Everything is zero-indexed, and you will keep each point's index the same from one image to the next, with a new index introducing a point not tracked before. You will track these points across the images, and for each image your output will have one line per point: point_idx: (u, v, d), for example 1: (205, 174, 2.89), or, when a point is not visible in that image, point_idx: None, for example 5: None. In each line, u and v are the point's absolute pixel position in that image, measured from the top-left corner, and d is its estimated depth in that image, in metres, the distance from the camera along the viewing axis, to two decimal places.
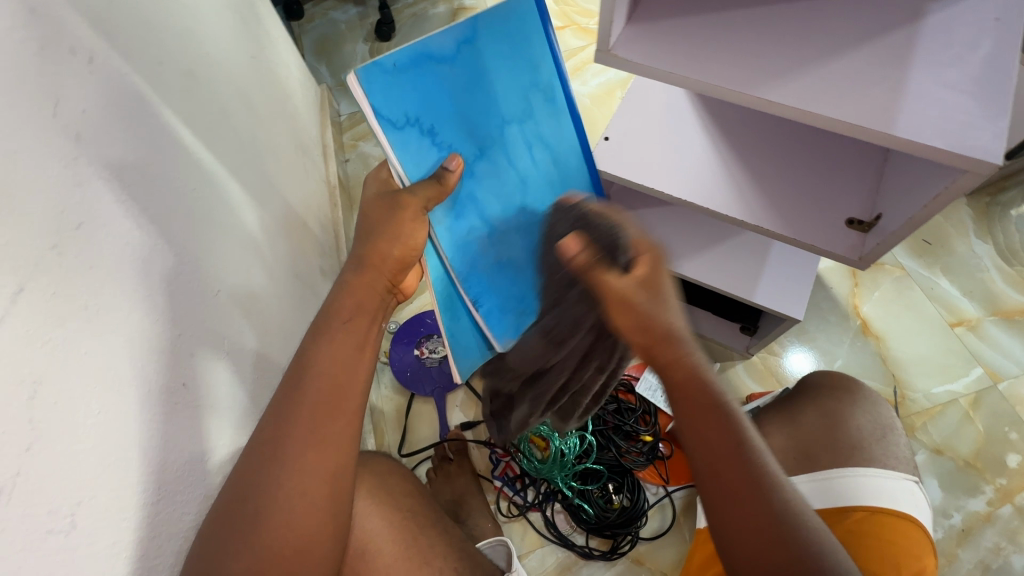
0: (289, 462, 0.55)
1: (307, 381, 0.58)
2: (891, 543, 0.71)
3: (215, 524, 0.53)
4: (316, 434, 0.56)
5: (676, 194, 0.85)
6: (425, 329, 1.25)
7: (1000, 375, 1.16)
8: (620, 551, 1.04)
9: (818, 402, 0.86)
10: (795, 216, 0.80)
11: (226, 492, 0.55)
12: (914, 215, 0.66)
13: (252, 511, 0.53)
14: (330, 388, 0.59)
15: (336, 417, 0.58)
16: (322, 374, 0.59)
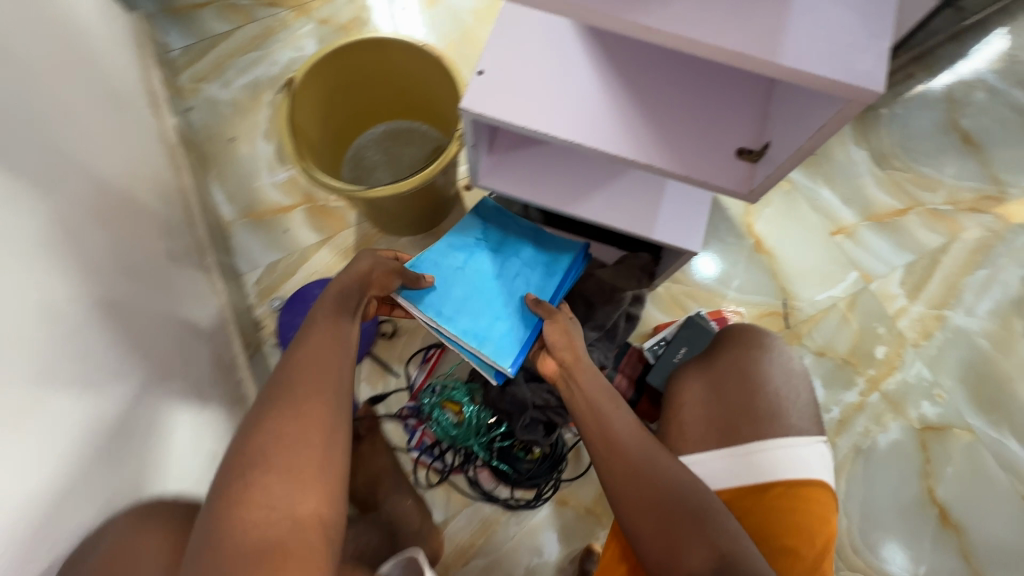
0: (281, 453, 0.58)
1: (307, 363, 0.67)
2: (802, 514, 0.74)
3: (219, 507, 0.54)
4: (305, 415, 0.61)
5: (563, 136, 0.76)
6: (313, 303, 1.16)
7: (871, 276, 1.25)
8: (544, 497, 1.06)
9: (738, 362, 0.86)
10: (686, 152, 0.75)
11: (231, 476, 0.56)
12: (801, 147, 0.62)
13: (255, 485, 0.55)
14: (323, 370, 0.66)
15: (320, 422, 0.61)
16: (308, 370, 0.66)
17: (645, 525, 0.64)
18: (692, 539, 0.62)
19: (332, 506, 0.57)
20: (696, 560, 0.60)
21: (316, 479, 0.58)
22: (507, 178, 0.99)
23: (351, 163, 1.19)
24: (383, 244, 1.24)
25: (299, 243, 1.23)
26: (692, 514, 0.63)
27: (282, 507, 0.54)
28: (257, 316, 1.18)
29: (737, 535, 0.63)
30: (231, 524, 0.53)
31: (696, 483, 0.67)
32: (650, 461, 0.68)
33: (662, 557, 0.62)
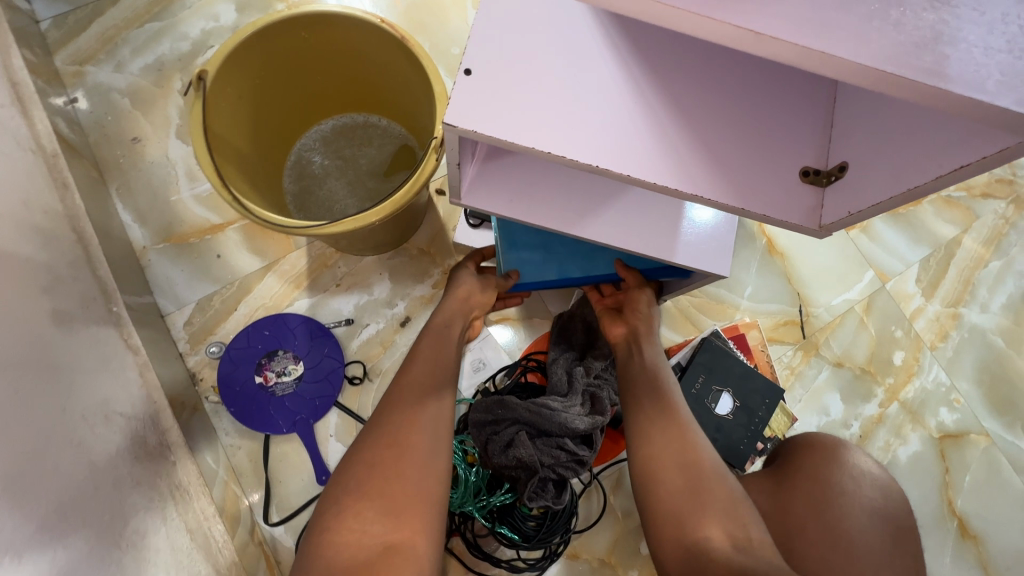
0: (378, 471, 0.66)
1: (407, 386, 0.76)
2: None
3: (331, 519, 0.63)
4: (404, 431, 0.70)
5: (585, 160, 0.57)
6: (264, 347, 0.96)
7: (887, 275, 1.16)
8: (553, 555, 0.93)
9: (819, 508, 0.72)
10: (739, 177, 0.59)
11: (342, 491, 0.65)
12: (920, 187, 0.49)
13: (360, 501, 0.64)
14: (419, 389, 0.75)
15: (412, 434, 0.70)
16: (406, 391, 0.75)
17: (664, 491, 0.69)
18: (709, 511, 0.65)
19: (422, 539, 0.63)
20: (711, 531, 0.63)
21: (408, 511, 0.64)
22: (497, 193, 0.80)
23: (294, 170, 0.95)
24: (342, 266, 1.02)
25: (237, 271, 1.00)
26: (719, 494, 0.67)
27: (375, 532, 0.61)
28: (191, 367, 0.96)
29: (763, 527, 0.64)
30: (332, 542, 0.61)
31: (729, 470, 0.71)
32: (680, 439, 0.73)
33: (676, 520, 0.66)
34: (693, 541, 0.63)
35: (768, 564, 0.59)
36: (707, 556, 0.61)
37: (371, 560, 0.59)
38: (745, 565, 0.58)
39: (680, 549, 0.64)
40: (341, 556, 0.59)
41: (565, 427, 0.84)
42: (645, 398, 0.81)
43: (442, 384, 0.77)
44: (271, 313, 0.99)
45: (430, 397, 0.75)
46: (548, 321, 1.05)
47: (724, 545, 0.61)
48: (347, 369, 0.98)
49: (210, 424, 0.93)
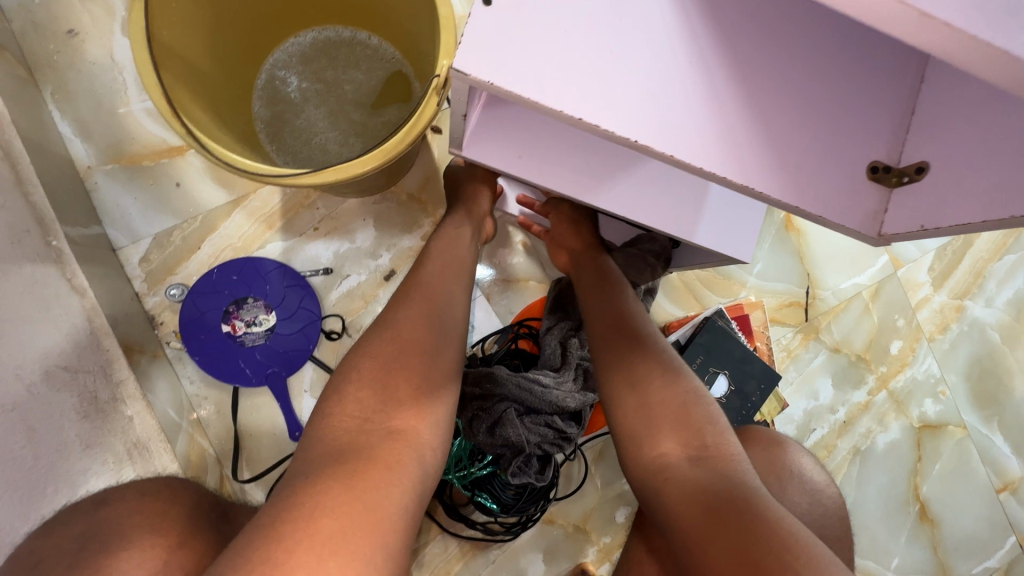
0: (372, 358, 0.60)
1: (414, 284, 0.70)
2: None
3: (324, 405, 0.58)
4: (397, 323, 0.64)
5: (625, 134, 0.47)
6: (232, 293, 0.87)
7: (901, 261, 1.11)
8: (530, 521, 0.92)
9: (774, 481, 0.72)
10: (799, 168, 0.50)
11: (338, 379, 0.60)
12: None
13: (355, 386, 0.58)
14: (425, 286, 0.69)
15: (406, 324, 0.64)
16: (415, 287, 0.69)
17: (623, 410, 0.64)
18: (664, 426, 0.61)
19: (425, 432, 0.57)
20: (667, 446, 0.59)
21: (414, 398, 0.58)
22: (505, 147, 0.69)
23: (266, 93, 0.81)
24: (321, 207, 0.91)
25: (199, 203, 0.88)
26: (674, 404, 0.62)
27: (377, 418, 0.56)
28: (149, 309, 0.87)
29: (721, 429, 0.59)
30: (328, 428, 0.55)
31: (685, 375, 0.65)
32: (635, 353, 0.68)
33: (632, 441, 0.62)
34: (651, 459, 0.59)
35: (724, 473, 0.54)
36: (664, 471, 0.58)
37: (373, 445, 0.53)
38: (704, 480, 0.54)
39: (641, 467, 0.60)
40: (340, 436, 0.54)
41: (555, 405, 0.80)
42: (601, 314, 0.74)
43: (453, 285, 0.71)
44: (242, 255, 0.89)
45: (439, 292, 0.69)
46: (545, 284, 0.98)
47: (681, 457, 0.57)
48: (324, 323, 0.90)
49: (172, 372, 0.86)
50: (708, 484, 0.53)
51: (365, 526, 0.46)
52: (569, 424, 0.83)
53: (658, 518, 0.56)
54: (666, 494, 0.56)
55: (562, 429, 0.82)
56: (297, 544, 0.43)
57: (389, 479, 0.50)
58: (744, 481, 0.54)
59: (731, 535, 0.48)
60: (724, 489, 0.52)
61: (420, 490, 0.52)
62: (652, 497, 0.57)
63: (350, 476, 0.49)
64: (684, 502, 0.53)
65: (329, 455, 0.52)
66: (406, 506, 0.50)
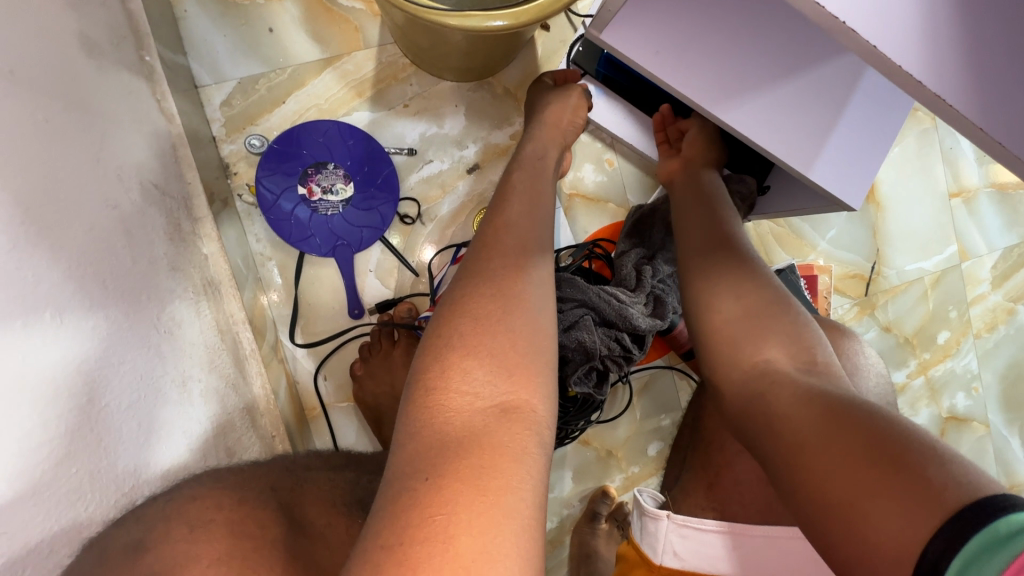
0: (466, 326, 0.56)
1: (501, 239, 0.66)
2: None
3: (425, 379, 0.54)
4: (490, 285, 0.60)
5: (831, 13, 0.45)
6: (312, 156, 0.84)
7: (968, 254, 1.10)
8: (569, 438, 0.93)
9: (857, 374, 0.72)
10: (993, 87, 0.47)
11: (428, 350, 0.56)
12: None
13: (457, 361, 0.53)
14: (516, 247, 0.65)
15: (500, 295, 0.59)
16: (503, 247, 0.65)
17: (723, 319, 0.64)
18: (769, 335, 0.59)
19: (536, 408, 0.53)
20: (773, 353, 0.58)
21: (520, 369, 0.54)
22: (646, 37, 0.66)
23: None
24: (415, 84, 0.87)
25: (290, 55, 0.83)
26: (780, 317, 0.61)
27: (488, 395, 0.52)
28: (224, 157, 0.83)
29: (828, 350, 0.58)
30: (434, 411, 0.50)
31: (788, 295, 0.64)
32: (739, 270, 0.67)
33: (729, 355, 0.61)
34: (752, 365, 0.58)
35: (837, 383, 0.52)
36: (768, 376, 0.56)
37: (490, 425, 0.49)
38: (814, 385, 0.52)
39: (741, 375, 0.58)
40: (451, 420, 0.50)
41: (628, 323, 0.80)
42: (702, 224, 0.73)
43: (547, 214, 0.71)
44: (327, 119, 0.84)
45: (529, 237, 0.67)
46: (622, 210, 0.96)
47: (788, 364, 0.56)
48: (399, 206, 0.87)
49: (241, 225, 0.83)
50: (819, 390, 0.51)
51: (498, 517, 0.42)
52: (636, 346, 0.82)
53: (759, 421, 0.54)
54: (772, 395, 0.53)
55: (629, 349, 0.81)
56: (437, 554, 0.39)
57: (508, 460, 0.47)
58: (853, 394, 0.51)
59: (850, 428, 0.45)
60: (838, 392, 0.50)
61: (546, 477, 0.48)
62: (753, 403, 0.55)
63: (473, 471, 0.45)
64: (796, 404, 0.51)
65: (441, 446, 0.47)
66: (537, 492, 0.47)
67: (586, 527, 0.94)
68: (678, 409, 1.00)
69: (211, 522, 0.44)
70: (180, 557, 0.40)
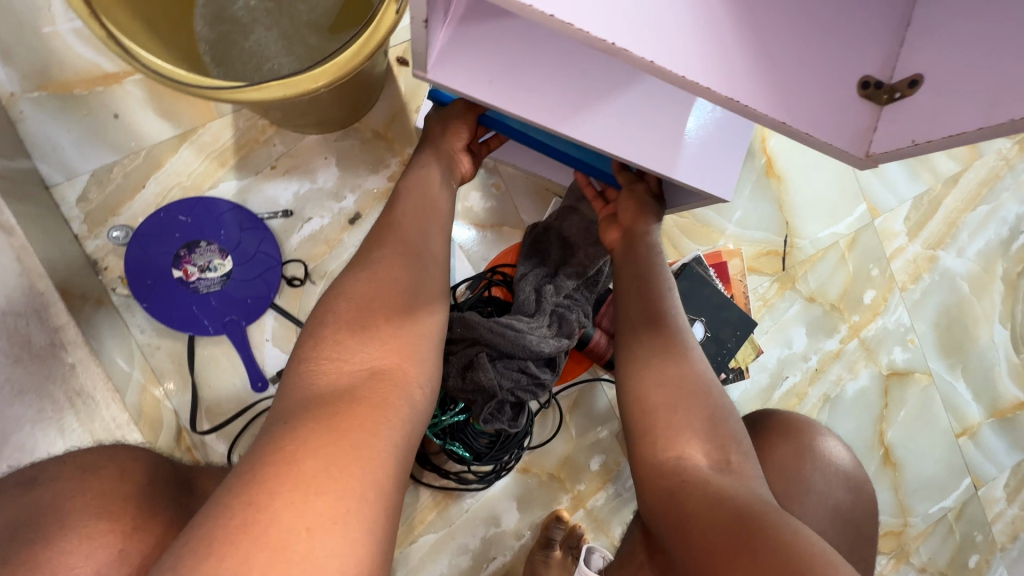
0: (344, 301, 0.56)
1: (388, 225, 0.66)
2: None
3: (301, 350, 0.54)
4: (370, 262, 0.60)
5: (600, 36, 0.44)
6: (182, 236, 0.81)
7: (878, 210, 1.10)
8: (504, 470, 0.92)
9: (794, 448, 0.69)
10: (788, 79, 0.46)
11: (309, 325, 0.56)
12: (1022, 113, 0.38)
13: (332, 330, 0.54)
14: (402, 228, 0.65)
15: (381, 269, 0.59)
16: (390, 228, 0.65)
17: (643, 402, 0.61)
18: (691, 427, 0.57)
19: (410, 375, 0.53)
20: (692, 450, 0.56)
21: (395, 338, 0.55)
22: (476, 67, 0.63)
23: (209, 11, 0.73)
24: (279, 144, 0.85)
25: (142, 137, 0.81)
26: (705, 411, 0.59)
27: (359, 360, 0.52)
28: (90, 253, 0.80)
29: (746, 449, 0.57)
30: (307, 372, 0.51)
31: (715, 386, 0.62)
32: (667, 352, 0.64)
33: (648, 438, 0.59)
34: (671, 460, 0.56)
35: (750, 490, 0.51)
36: (684, 474, 0.54)
37: (355, 386, 0.49)
38: (727, 488, 0.51)
39: (655, 468, 0.57)
40: (321, 379, 0.50)
41: (528, 350, 0.78)
42: (636, 303, 0.70)
43: (431, 224, 0.67)
44: (193, 195, 0.82)
45: (414, 231, 0.65)
46: (520, 231, 0.94)
47: (705, 464, 0.54)
48: (285, 269, 0.85)
49: (120, 320, 0.80)
50: (731, 495, 0.50)
51: (352, 458, 0.43)
52: (544, 371, 0.81)
53: (671, 520, 0.52)
54: (682, 495, 0.52)
55: (538, 376, 0.80)
56: (280, 485, 0.39)
57: (371, 414, 0.47)
58: (764, 502, 0.50)
59: (762, 555, 0.43)
60: (750, 503, 0.49)
61: (410, 435, 0.49)
62: (665, 497, 0.54)
63: (333, 417, 0.46)
64: (704, 506, 0.50)
65: (308, 400, 0.48)
66: (397, 445, 0.47)
67: (539, 557, 0.92)
68: (614, 419, 0.99)
69: (102, 468, 0.47)
70: (66, 492, 0.44)
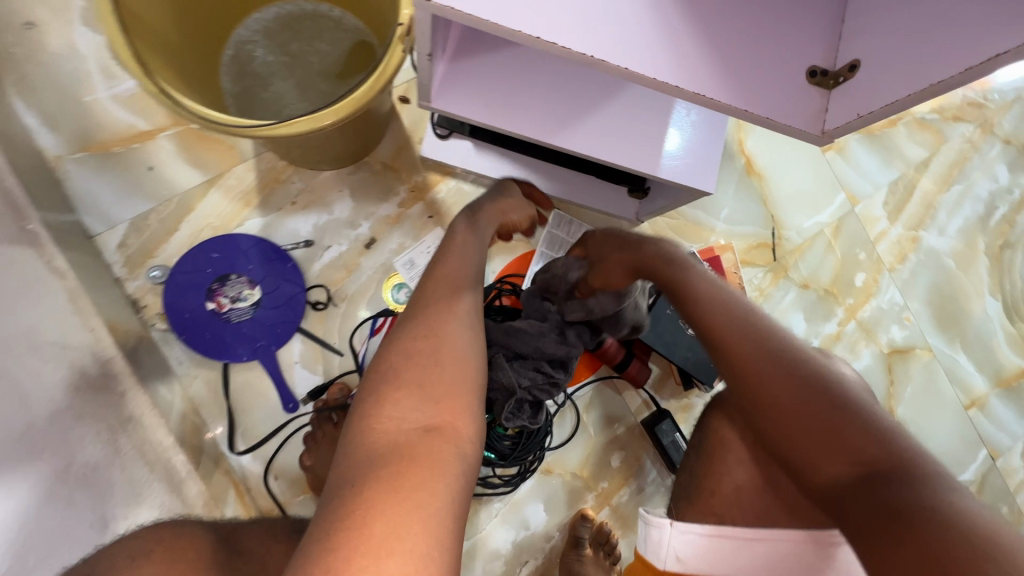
0: (394, 360, 0.58)
1: (430, 283, 0.68)
2: None
3: (357, 410, 0.55)
4: (420, 319, 0.62)
5: (580, 51, 0.51)
6: (214, 270, 0.88)
7: (857, 198, 1.17)
8: (528, 472, 0.95)
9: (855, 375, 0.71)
10: (745, 73, 0.54)
11: (362, 389, 0.58)
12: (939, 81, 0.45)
13: (385, 388, 0.56)
14: (446, 282, 0.67)
15: (431, 325, 0.61)
16: (433, 283, 0.67)
17: (770, 423, 0.61)
18: (828, 444, 0.56)
19: (464, 429, 0.54)
20: (838, 467, 0.55)
21: (447, 395, 0.56)
22: (472, 96, 0.72)
23: (232, 69, 0.82)
24: (297, 182, 0.93)
25: (175, 186, 0.89)
26: (835, 415, 0.57)
27: (413, 419, 0.53)
28: (131, 293, 0.86)
29: (887, 431, 0.55)
30: (366, 432, 0.52)
31: (828, 382, 0.60)
32: (774, 359, 0.62)
33: (796, 466, 0.58)
34: (826, 480, 0.56)
35: (915, 482, 0.50)
36: (845, 492, 0.54)
37: (412, 444, 0.50)
38: (898, 492, 0.50)
39: (820, 488, 0.56)
40: (379, 439, 0.51)
41: (542, 349, 0.83)
42: (713, 307, 0.69)
43: (473, 280, 0.69)
44: (222, 234, 0.89)
45: (457, 287, 0.67)
46: (522, 243, 1.01)
47: (859, 476, 0.53)
48: (308, 294, 0.91)
49: (159, 353, 0.85)
50: (898, 500, 0.49)
51: (419, 521, 0.44)
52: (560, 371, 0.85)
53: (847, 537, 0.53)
54: (852, 514, 0.52)
55: (554, 376, 0.85)
56: (352, 552, 0.41)
57: (433, 474, 0.48)
58: (936, 494, 0.49)
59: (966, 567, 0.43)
60: (919, 499, 0.48)
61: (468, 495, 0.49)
62: (838, 520, 0.54)
63: (395, 478, 0.47)
64: (878, 524, 0.50)
65: (370, 460, 0.49)
66: (457, 502, 0.48)
67: (572, 555, 0.93)
68: (630, 415, 1.02)
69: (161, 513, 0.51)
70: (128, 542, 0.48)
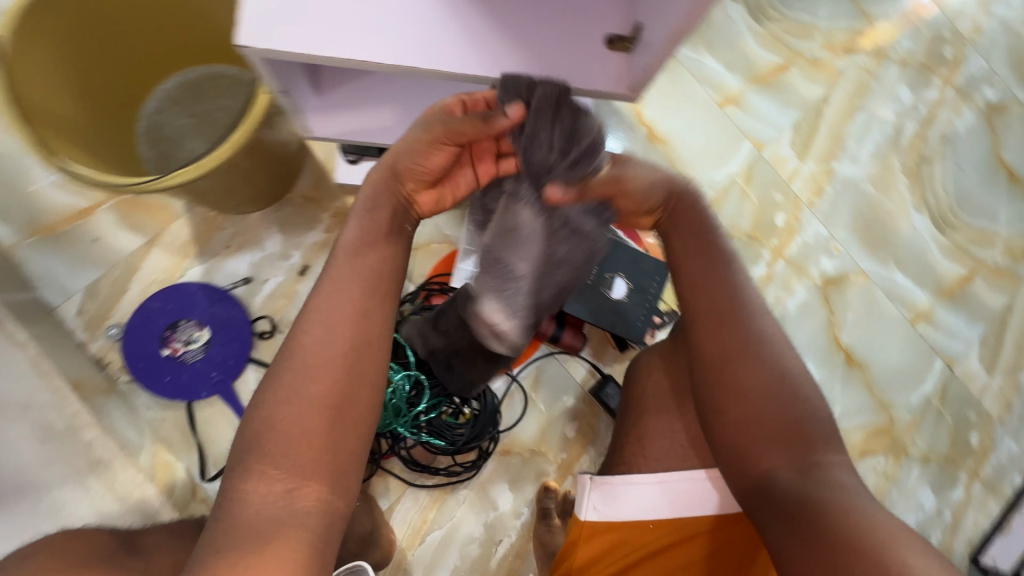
0: (273, 411, 0.55)
1: (312, 313, 0.61)
2: None
3: (233, 468, 0.54)
4: (305, 360, 0.58)
5: (391, 63, 0.58)
6: (165, 320, 0.96)
7: (763, 144, 1.22)
8: (486, 455, 1.02)
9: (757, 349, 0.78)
10: (548, 53, 0.61)
11: (239, 438, 0.56)
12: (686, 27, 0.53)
13: (258, 447, 0.54)
14: (341, 306, 0.61)
15: (314, 372, 0.57)
16: (322, 310, 0.60)
17: (724, 407, 0.65)
18: (771, 438, 0.62)
19: (334, 495, 0.55)
20: (774, 461, 0.61)
21: (320, 459, 0.55)
22: (348, 120, 0.79)
23: (147, 138, 0.92)
24: (228, 227, 1.02)
25: (120, 251, 0.98)
26: (785, 411, 0.63)
27: (282, 488, 0.53)
28: (95, 353, 0.95)
29: (818, 437, 0.62)
30: (238, 497, 0.52)
31: (790, 380, 0.64)
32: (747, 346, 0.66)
33: (735, 453, 0.64)
34: (758, 470, 0.62)
35: (831, 487, 0.58)
36: (772, 484, 0.60)
37: (278, 518, 0.51)
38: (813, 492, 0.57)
39: (745, 476, 0.63)
40: (248, 509, 0.52)
41: None
42: (699, 274, 0.70)
43: (376, 300, 0.63)
44: (167, 286, 0.98)
45: (354, 303, 0.61)
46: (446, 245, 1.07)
47: (790, 472, 0.60)
48: (255, 326, 0.99)
49: (127, 402, 0.94)
50: (813, 499, 0.57)
51: None
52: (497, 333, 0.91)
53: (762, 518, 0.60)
54: (773, 500, 0.59)
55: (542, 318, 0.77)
56: None
57: (292, 549, 0.50)
58: (842, 499, 0.56)
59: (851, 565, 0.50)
60: (826, 499, 0.56)
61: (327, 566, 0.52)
62: (756, 507, 0.61)
63: (254, 556, 0.48)
64: (791, 514, 0.57)
65: (236, 536, 0.50)
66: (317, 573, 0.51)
67: (541, 525, 0.98)
68: (577, 386, 1.07)
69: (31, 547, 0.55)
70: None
